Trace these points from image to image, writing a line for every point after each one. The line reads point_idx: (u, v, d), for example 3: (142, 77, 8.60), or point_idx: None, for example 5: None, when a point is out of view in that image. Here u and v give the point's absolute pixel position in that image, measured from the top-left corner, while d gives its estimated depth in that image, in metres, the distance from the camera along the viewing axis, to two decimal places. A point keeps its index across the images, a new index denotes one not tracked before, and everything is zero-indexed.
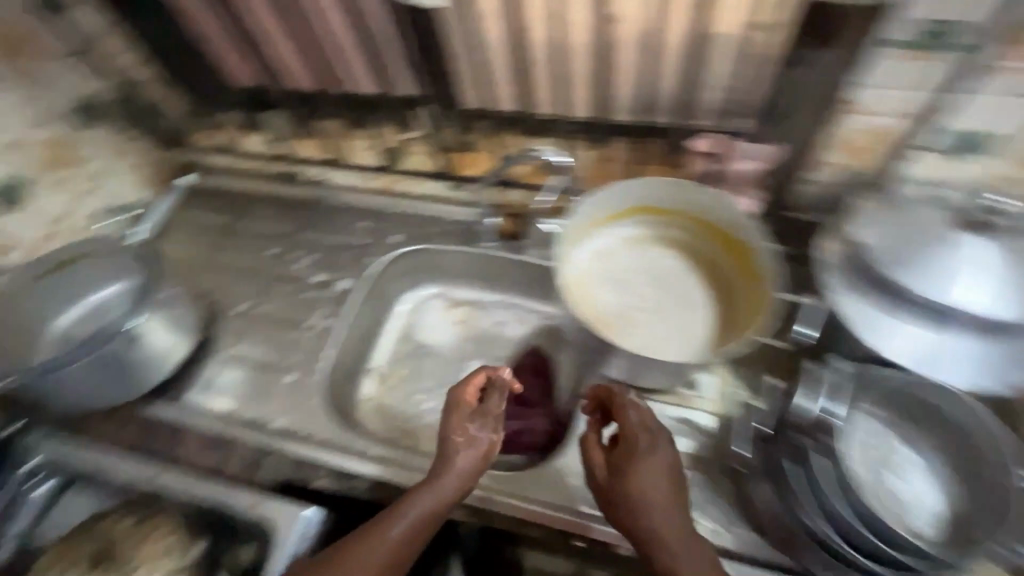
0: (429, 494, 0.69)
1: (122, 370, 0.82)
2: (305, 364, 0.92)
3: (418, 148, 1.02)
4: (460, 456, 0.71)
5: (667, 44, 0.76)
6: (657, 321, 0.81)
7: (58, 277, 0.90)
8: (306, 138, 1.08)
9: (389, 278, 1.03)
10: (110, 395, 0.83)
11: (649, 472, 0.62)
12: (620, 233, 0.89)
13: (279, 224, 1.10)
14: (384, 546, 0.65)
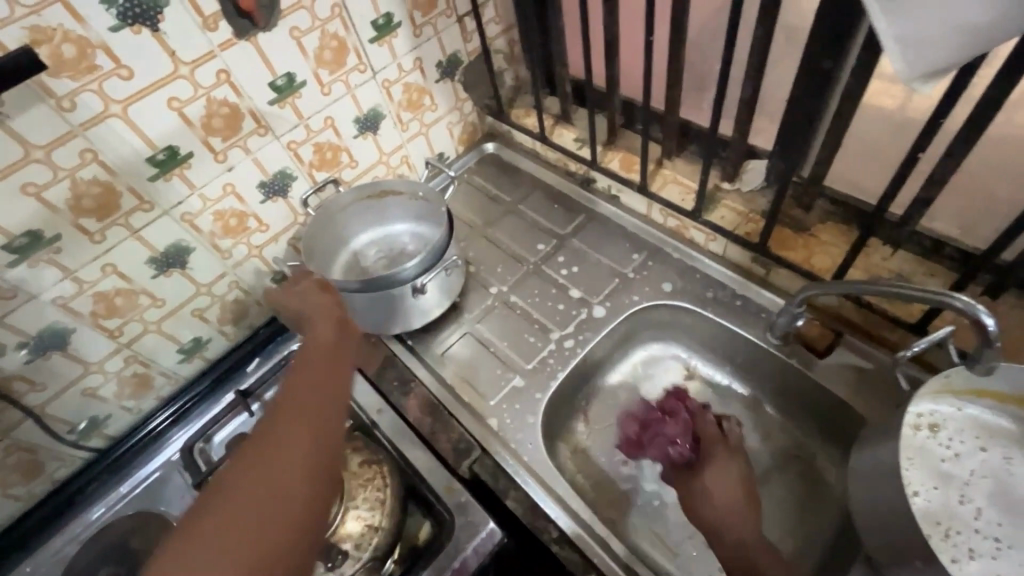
0: (307, 342, 0.65)
1: (395, 309, 0.89)
2: (535, 374, 0.90)
3: (736, 204, 0.92)
4: (314, 300, 0.73)
5: None
6: (1002, 563, 0.60)
7: (374, 202, 1.01)
8: (618, 151, 1.06)
9: (640, 323, 0.96)
10: (379, 323, 0.92)
11: (716, 469, 0.78)
12: (978, 417, 0.67)
13: (556, 223, 1.09)
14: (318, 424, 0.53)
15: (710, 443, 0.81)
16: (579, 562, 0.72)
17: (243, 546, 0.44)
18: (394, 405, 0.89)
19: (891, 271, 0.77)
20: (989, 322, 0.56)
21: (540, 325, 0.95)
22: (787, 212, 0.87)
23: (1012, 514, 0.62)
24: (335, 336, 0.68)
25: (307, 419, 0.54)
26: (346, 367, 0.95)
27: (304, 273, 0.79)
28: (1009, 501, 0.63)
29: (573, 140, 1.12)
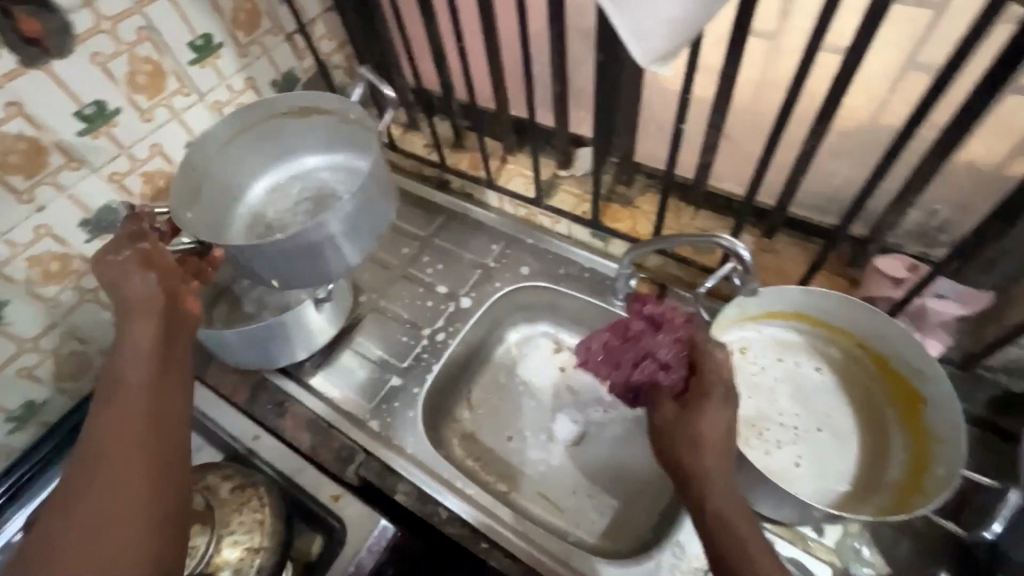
0: (128, 321, 0.59)
1: (279, 340, 0.88)
2: (411, 372, 0.93)
3: (572, 187, 1.03)
4: (127, 284, 0.60)
5: (875, 144, 0.71)
6: (800, 444, 0.74)
7: (263, 129, 0.85)
8: (466, 152, 1.13)
9: (505, 308, 1.03)
10: (270, 353, 0.89)
11: (713, 415, 0.63)
12: (775, 333, 0.81)
13: (417, 225, 1.13)
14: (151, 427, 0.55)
15: (712, 382, 0.66)
16: (468, 536, 0.77)
17: (123, 528, 0.49)
18: (272, 429, 0.88)
19: (697, 228, 0.91)
20: (745, 252, 0.70)
21: (413, 324, 0.99)
22: (613, 189, 1.00)
23: (804, 404, 0.77)
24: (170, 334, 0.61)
25: (136, 447, 0.52)
26: (212, 400, 0.91)
27: (129, 235, 0.64)
28: (801, 394, 0.77)
29: (423, 145, 1.16)
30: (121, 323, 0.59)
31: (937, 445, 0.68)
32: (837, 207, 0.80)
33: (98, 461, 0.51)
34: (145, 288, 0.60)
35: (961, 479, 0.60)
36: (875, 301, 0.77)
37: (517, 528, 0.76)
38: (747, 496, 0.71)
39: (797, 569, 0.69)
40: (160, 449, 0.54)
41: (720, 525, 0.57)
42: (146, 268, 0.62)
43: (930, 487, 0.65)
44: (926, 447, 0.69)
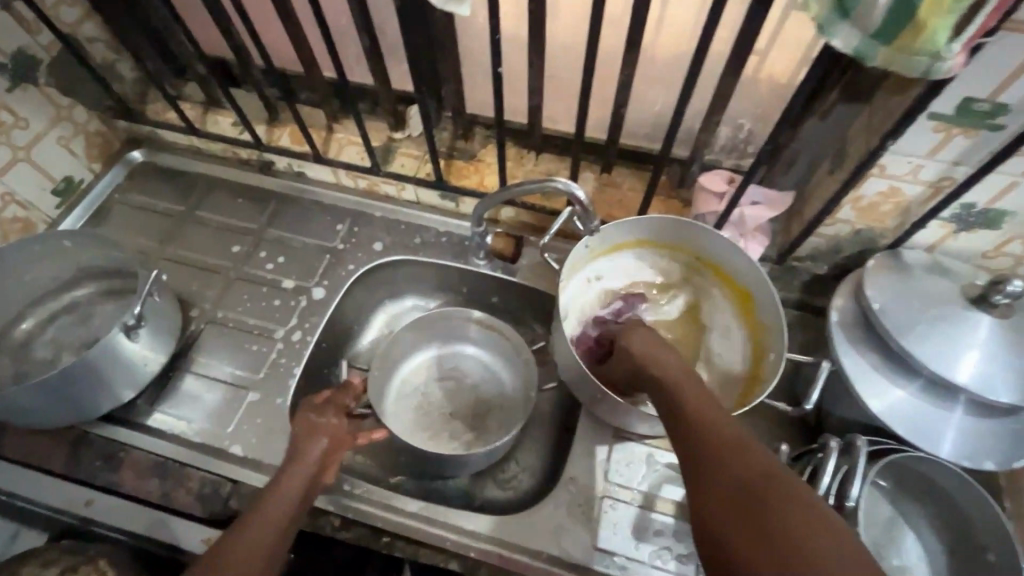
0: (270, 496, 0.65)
1: (90, 387, 0.73)
2: (269, 382, 0.83)
3: (410, 149, 0.96)
4: (308, 442, 0.71)
5: (678, 67, 0.74)
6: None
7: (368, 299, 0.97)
8: (284, 124, 0.99)
9: (364, 289, 0.95)
10: (83, 401, 0.73)
11: (639, 344, 0.68)
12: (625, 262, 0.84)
13: (246, 218, 0.99)
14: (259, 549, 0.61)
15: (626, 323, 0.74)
16: (366, 534, 0.72)
17: None
18: (107, 487, 0.74)
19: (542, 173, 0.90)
20: (580, 193, 0.69)
21: (262, 330, 0.88)
22: (453, 145, 0.95)
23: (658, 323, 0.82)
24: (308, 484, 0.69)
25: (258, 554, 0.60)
26: (20, 475, 0.75)
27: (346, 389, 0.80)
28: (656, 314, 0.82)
29: (231, 124, 1.00)
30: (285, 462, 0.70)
31: (768, 335, 0.75)
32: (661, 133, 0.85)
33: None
34: (320, 450, 0.71)
35: (784, 362, 0.68)
36: (705, 217, 0.82)
37: (419, 512, 0.73)
38: (623, 419, 0.74)
39: (674, 471, 0.75)
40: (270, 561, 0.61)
41: (705, 436, 0.51)
42: (316, 432, 0.72)
43: (766, 373, 0.72)
44: (760, 339, 0.77)
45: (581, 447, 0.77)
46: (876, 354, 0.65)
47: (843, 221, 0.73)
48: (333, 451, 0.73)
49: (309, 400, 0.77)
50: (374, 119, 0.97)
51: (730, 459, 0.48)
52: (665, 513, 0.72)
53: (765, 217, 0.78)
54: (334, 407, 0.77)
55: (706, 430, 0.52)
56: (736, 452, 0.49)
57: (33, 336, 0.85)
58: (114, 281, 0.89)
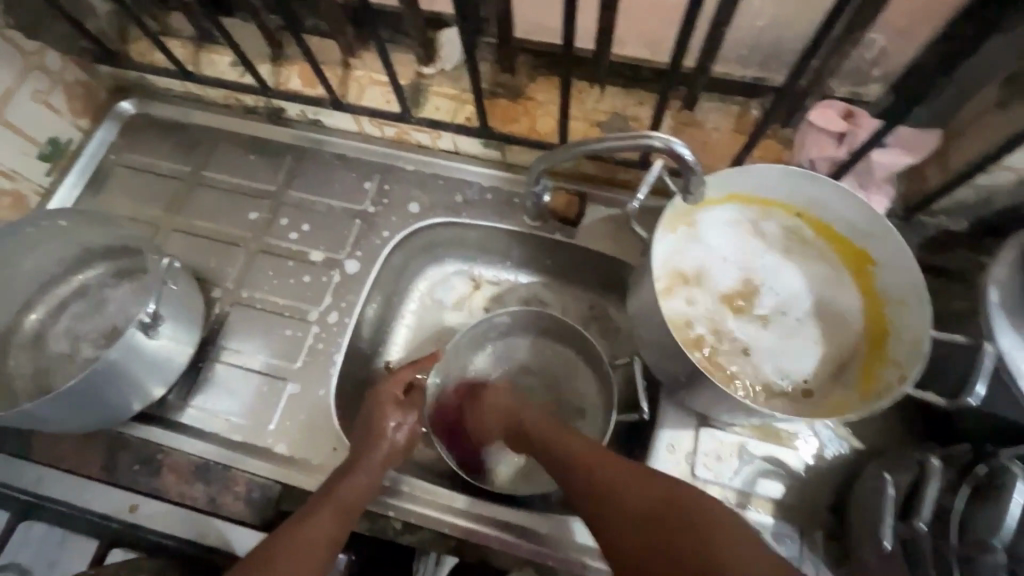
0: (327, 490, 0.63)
1: (116, 391, 0.65)
2: (309, 370, 0.75)
3: (445, 87, 0.80)
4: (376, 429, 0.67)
5: None
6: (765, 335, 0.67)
7: (406, 275, 0.87)
8: (293, 61, 0.84)
9: (402, 256, 0.84)
10: (111, 405, 0.66)
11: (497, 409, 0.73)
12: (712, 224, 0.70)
13: (260, 178, 0.86)
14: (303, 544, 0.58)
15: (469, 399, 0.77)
16: (431, 538, 0.67)
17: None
18: (149, 492, 0.68)
19: (607, 113, 0.76)
20: (685, 151, 0.52)
21: (293, 311, 0.78)
22: (495, 79, 0.79)
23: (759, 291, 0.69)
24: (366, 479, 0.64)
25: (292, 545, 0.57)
26: (58, 479, 0.69)
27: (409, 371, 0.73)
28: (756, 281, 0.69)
29: (230, 65, 0.85)
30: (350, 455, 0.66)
31: (894, 308, 0.64)
32: (760, 55, 0.68)
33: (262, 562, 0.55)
34: (383, 453, 0.66)
35: (930, 338, 0.56)
36: (814, 165, 0.68)
37: (491, 517, 0.67)
38: (710, 412, 0.64)
39: (770, 465, 0.66)
40: (307, 555, 0.57)
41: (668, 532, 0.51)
42: (381, 434, 0.67)
43: (902, 351, 0.62)
44: (880, 312, 0.66)
45: (663, 437, 0.69)
46: None
47: (1007, 168, 0.57)
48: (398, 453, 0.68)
49: (377, 393, 0.71)
50: (399, 52, 0.81)
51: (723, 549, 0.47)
52: (761, 512, 0.64)
53: (901, 164, 0.63)
54: (415, 408, 0.71)
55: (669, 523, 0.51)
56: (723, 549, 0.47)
57: (45, 327, 0.77)
58: (123, 261, 0.79)
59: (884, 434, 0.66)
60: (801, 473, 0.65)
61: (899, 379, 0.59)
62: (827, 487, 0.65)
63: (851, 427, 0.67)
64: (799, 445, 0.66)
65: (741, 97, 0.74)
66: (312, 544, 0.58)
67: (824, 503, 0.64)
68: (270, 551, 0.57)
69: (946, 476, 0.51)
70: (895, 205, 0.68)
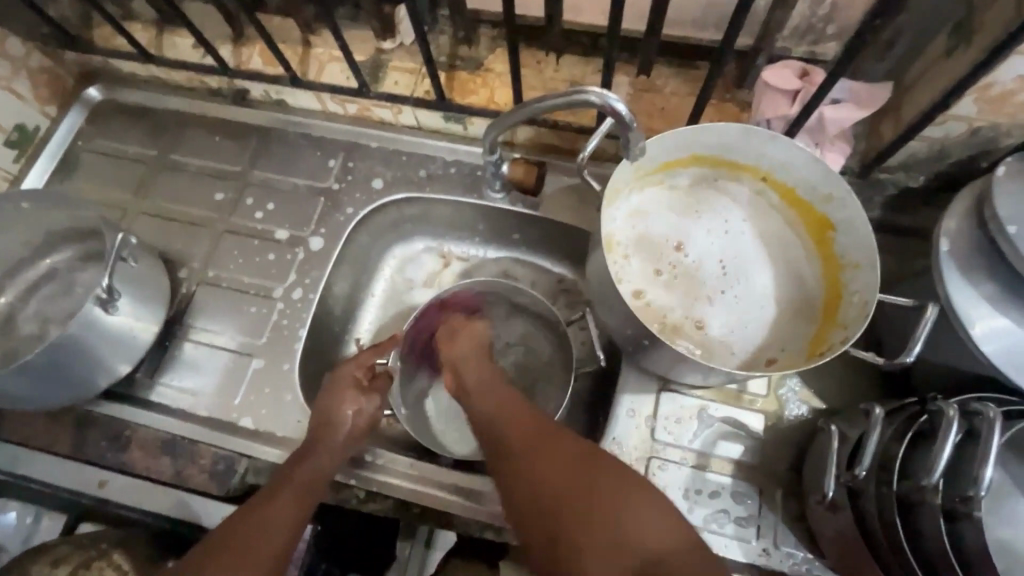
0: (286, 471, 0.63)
1: (76, 367, 0.66)
2: (275, 346, 0.75)
3: (405, 62, 0.80)
4: (335, 409, 0.68)
5: None
6: (724, 296, 0.67)
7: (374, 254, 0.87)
8: (254, 41, 0.84)
9: (367, 233, 0.85)
10: (74, 381, 0.67)
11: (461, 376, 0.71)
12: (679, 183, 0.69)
13: (226, 159, 0.86)
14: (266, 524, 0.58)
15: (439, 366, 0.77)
16: (395, 506, 0.68)
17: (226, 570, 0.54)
18: (117, 467, 0.69)
19: (566, 81, 0.76)
20: (620, 106, 0.51)
21: (258, 289, 0.79)
22: (453, 52, 0.79)
23: (722, 251, 0.68)
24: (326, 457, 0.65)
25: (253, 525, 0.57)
26: (32, 457, 0.71)
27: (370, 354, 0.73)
28: (721, 241, 0.69)
29: (191, 47, 0.85)
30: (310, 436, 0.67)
31: (849, 271, 0.62)
32: (713, 16, 0.68)
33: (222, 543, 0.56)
34: (339, 437, 0.66)
35: (876, 301, 0.55)
36: (770, 124, 0.68)
37: (455, 485, 0.68)
38: (672, 374, 0.63)
39: (730, 426, 0.66)
40: (269, 533, 0.58)
41: (586, 480, 0.52)
42: (337, 418, 0.67)
43: (847, 316, 0.60)
44: (837, 275, 0.64)
45: (624, 402, 0.69)
46: (995, 284, 0.51)
47: (958, 118, 0.57)
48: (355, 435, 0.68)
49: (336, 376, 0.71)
50: (357, 27, 0.81)
51: (619, 511, 0.49)
52: (720, 473, 0.65)
53: (856, 118, 0.62)
54: (374, 391, 0.72)
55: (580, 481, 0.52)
56: (625, 506, 0.50)
57: (16, 309, 0.78)
58: (90, 243, 0.80)
59: (844, 393, 0.67)
60: (759, 434, 0.66)
61: (837, 343, 0.59)
62: (786, 446, 0.65)
63: (811, 387, 0.67)
64: (758, 405, 0.67)
65: (698, 62, 0.73)
66: (275, 525, 0.58)
67: (783, 463, 0.65)
68: (231, 534, 0.57)
69: (890, 426, 0.51)
70: (852, 161, 0.67)
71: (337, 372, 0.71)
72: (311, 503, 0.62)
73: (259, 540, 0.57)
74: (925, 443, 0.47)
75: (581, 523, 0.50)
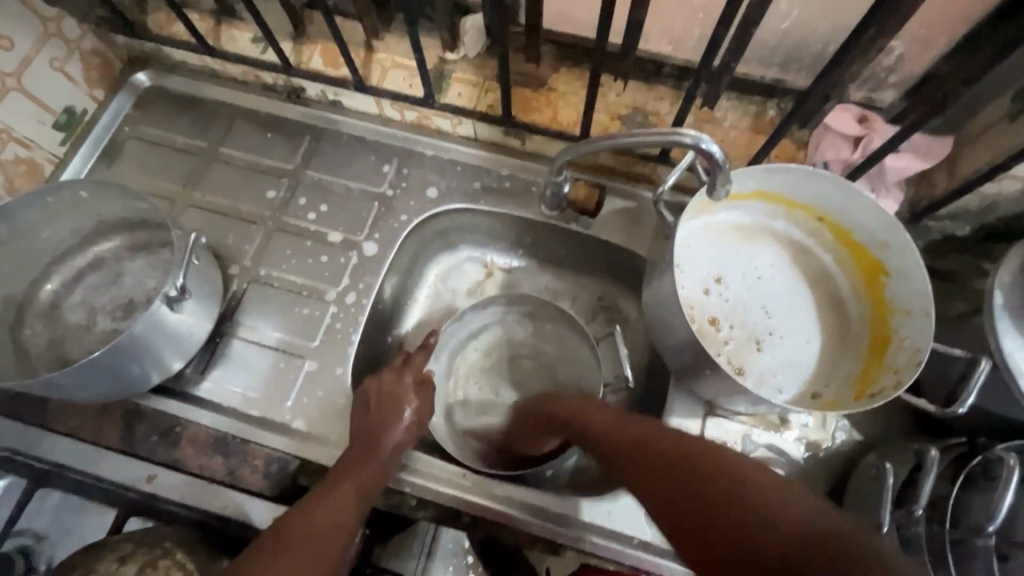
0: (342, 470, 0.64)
1: (137, 364, 0.65)
2: (327, 349, 0.76)
3: (469, 74, 0.81)
4: (387, 409, 0.68)
5: None
6: (783, 327, 0.70)
7: (419, 258, 0.88)
8: (317, 40, 0.83)
9: (417, 241, 0.85)
10: (133, 377, 0.67)
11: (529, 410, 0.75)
12: (747, 211, 0.72)
13: (278, 157, 0.86)
14: (319, 528, 0.59)
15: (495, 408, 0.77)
16: (445, 514, 0.70)
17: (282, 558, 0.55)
18: (168, 463, 0.70)
19: (628, 107, 0.78)
20: (715, 148, 0.55)
21: (310, 291, 0.79)
22: (518, 69, 0.80)
23: (762, 296, 0.71)
24: (370, 459, 0.65)
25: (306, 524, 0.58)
26: (75, 448, 0.70)
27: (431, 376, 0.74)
28: (758, 286, 0.71)
29: (251, 41, 0.84)
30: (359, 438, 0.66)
31: (897, 317, 0.66)
32: (782, 58, 0.70)
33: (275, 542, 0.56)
34: (397, 434, 0.67)
35: (928, 352, 0.58)
36: (828, 166, 0.70)
37: (504, 496, 0.69)
38: (722, 399, 0.66)
39: (773, 453, 0.69)
40: (323, 536, 0.58)
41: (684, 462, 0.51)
42: (393, 417, 0.68)
43: (897, 360, 0.64)
44: (883, 317, 0.68)
45: (671, 424, 0.71)
46: None
47: (1013, 178, 0.60)
48: (409, 435, 0.69)
49: (396, 375, 0.71)
50: (423, 36, 0.81)
51: (754, 491, 0.45)
52: None
53: (914, 169, 0.66)
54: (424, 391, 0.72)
55: (724, 480, 0.47)
56: (764, 491, 0.45)
57: (61, 297, 0.77)
58: (141, 233, 0.79)
59: (882, 428, 0.69)
60: (799, 462, 0.69)
61: (888, 388, 0.62)
62: (823, 475, 0.68)
63: (851, 419, 0.70)
64: (800, 433, 0.69)
65: (759, 98, 0.76)
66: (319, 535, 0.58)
67: (822, 490, 0.68)
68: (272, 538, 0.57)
69: (942, 466, 0.54)
70: (902, 208, 0.71)
71: (395, 376, 0.71)
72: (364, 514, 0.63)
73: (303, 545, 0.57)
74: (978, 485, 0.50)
75: (716, 488, 0.47)
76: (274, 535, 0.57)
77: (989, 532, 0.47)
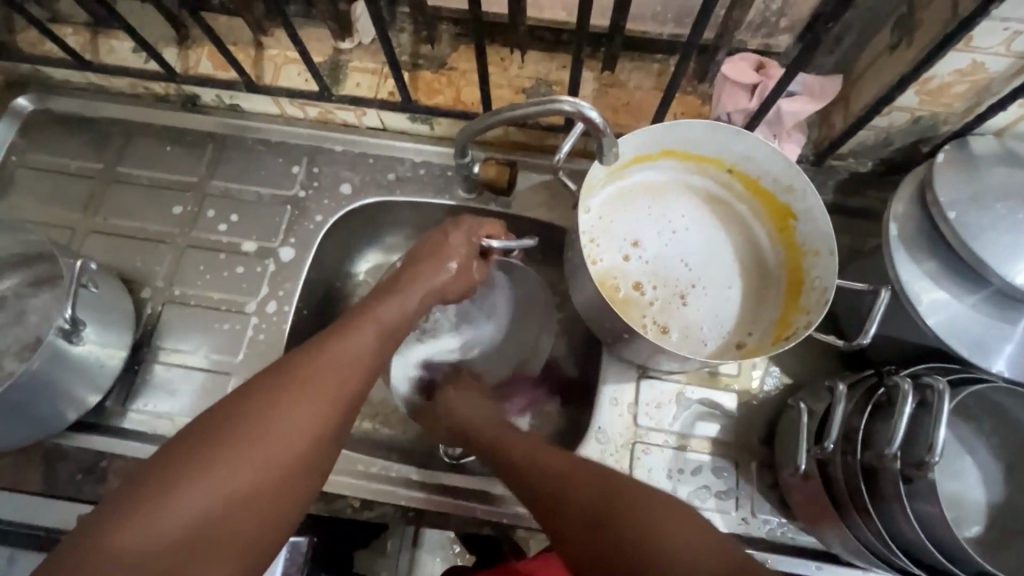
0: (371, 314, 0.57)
1: (45, 404, 0.63)
2: (253, 362, 0.74)
3: (366, 61, 0.78)
4: (436, 250, 0.64)
5: None
6: (705, 280, 0.70)
7: (343, 258, 0.85)
8: (202, 42, 0.79)
9: (338, 240, 0.83)
10: (43, 417, 0.64)
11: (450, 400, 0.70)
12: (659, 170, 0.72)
13: (178, 170, 0.82)
14: (339, 364, 0.51)
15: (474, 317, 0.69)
16: (390, 512, 0.69)
17: (288, 397, 0.47)
18: (97, 499, 0.68)
19: (531, 78, 0.76)
20: (593, 114, 0.55)
21: (229, 305, 0.76)
22: (414, 52, 0.77)
23: (680, 254, 0.71)
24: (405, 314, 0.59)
25: (327, 361, 0.51)
26: None
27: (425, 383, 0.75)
28: (675, 241, 0.71)
29: (132, 51, 0.80)
30: (382, 289, 0.61)
31: (809, 257, 0.67)
32: (674, 12, 0.70)
33: (288, 374, 0.49)
34: (437, 280, 0.63)
35: (834, 289, 0.59)
36: (730, 118, 0.70)
37: (449, 486, 0.69)
38: (649, 363, 0.66)
39: (707, 408, 0.70)
40: (331, 384, 0.50)
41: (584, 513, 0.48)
42: (444, 260, 0.64)
43: (809, 300, 0.65)
44: (797, 255, 0.69)
45: (606, 393, 0.71)
46: (934, 260, 0.56)
47: (901, 109, 0.61)
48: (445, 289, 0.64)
49: (459, 235, 0.65)
50: (313, 28, 0.78)
51: (657, 535, 0.43)
52: (700, 452, 0.68)
53: (809, 111, 0.66)
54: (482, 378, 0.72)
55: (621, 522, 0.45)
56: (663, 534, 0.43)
57: None
58: (41, 268, 0.75)
59: (810, 369, 0.71)
60: (733, 412, 0.70)
61: (800, 327, 0.63)
62: (757, 422, 0.70)
63: (779, 364, 0.71)
64: (730, 384, 0.70)
65: (660, 56, 0.75)
66: (346, 369, 0.51)
67: (756, 436, 0.69)
68: (286, 367, 0.49)
69: (850, 398, 0.55)
70: (807, 150, 0.71)
71: (450, 232, 0.65)
72: (386, 353, 0.56)
73: (325, 385, 0.49)
74: (882, 413, 0.52)
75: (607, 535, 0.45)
76: (285, 360, 0.50)
77: (891, 456, 0.48)
